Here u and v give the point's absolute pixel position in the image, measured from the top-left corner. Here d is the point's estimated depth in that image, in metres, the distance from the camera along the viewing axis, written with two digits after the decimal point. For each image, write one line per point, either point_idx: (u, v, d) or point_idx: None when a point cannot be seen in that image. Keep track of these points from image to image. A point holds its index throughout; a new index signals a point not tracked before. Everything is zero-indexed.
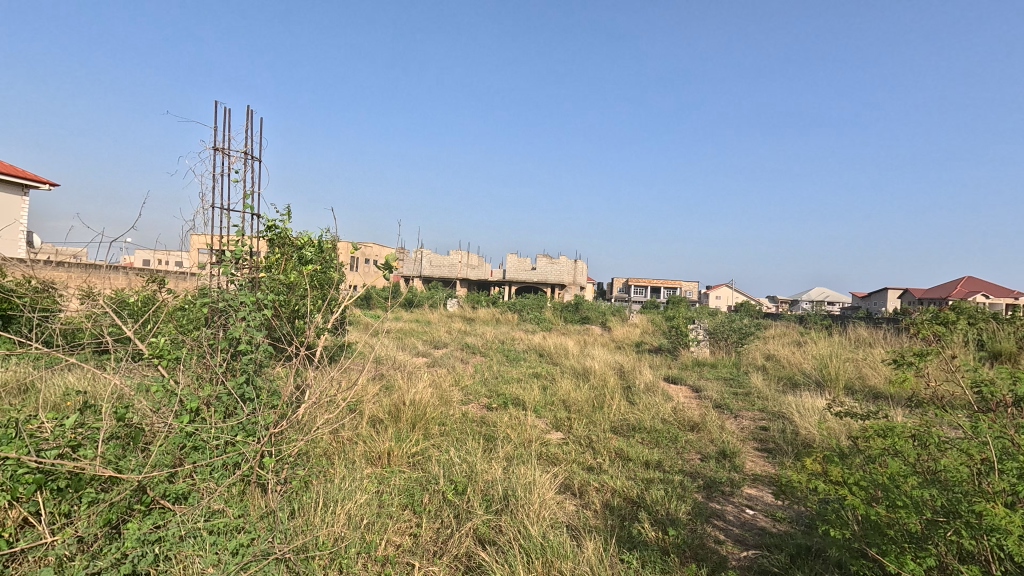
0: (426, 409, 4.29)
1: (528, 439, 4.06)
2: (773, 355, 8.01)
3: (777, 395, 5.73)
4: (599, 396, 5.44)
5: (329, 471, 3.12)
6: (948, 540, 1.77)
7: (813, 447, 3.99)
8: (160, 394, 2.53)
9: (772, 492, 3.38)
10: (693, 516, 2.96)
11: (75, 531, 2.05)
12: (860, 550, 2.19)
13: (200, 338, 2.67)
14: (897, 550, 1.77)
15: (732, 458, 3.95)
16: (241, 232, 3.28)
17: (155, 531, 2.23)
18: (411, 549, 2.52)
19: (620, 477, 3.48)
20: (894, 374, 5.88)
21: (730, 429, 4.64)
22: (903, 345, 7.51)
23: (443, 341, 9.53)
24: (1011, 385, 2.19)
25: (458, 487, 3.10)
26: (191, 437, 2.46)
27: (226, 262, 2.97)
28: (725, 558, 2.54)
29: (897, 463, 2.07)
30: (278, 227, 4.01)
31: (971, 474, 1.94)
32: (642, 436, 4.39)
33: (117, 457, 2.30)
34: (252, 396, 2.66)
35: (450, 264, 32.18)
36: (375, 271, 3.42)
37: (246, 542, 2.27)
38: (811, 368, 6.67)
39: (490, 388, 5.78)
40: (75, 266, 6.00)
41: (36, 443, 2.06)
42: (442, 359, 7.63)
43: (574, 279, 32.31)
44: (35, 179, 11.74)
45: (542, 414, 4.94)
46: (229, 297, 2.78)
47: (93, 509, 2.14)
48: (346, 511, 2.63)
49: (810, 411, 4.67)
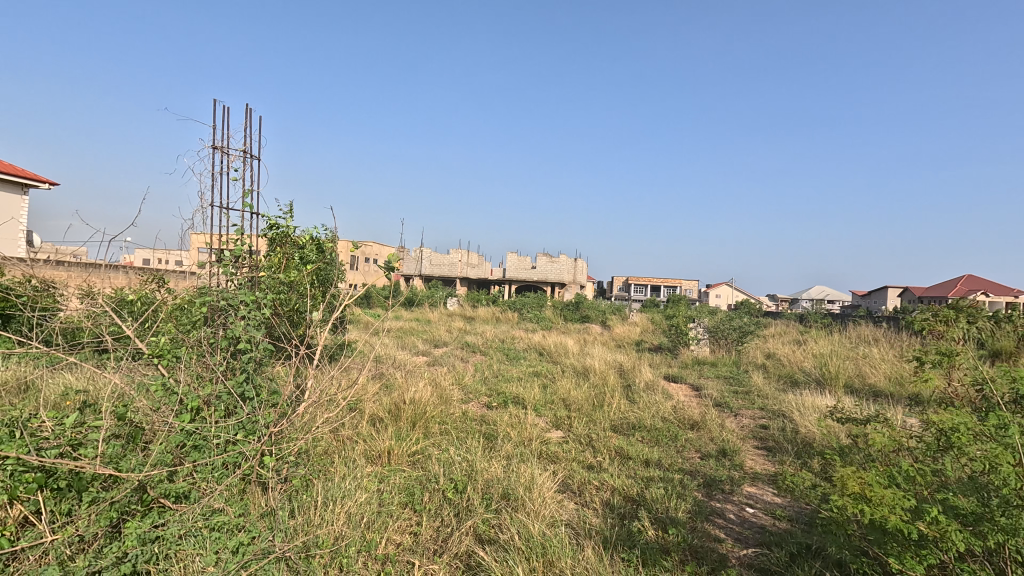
0: (426, 408, 4.30)
1: (528, 437, 4.07)
2: (773, 354, 8.00)
3: (777, 394, 5.73)
4: (599, 395, 5.45)
5: (330, 470, 3.13)
6: (950, 541, 1.76)
7: (813, 446, 3.98)
8: (160, 393, 2.54)
9: (772, 490, 3.38)
10: (693, 515, 2.97)
11: (75, 531, 2.06)
12: (859, 550, 2.19)
13: (200, 337, 2.68)
14: (897, 550, 1.77)
15: (732, 457, 3.95)
16: (240, 231, 3.28)
17: (155, 530, 2.24)
18: (411, 547, 2.53)
19: (620, 476, 3.48)
20: (894, 373, 5.87)
21: (730, 428, 4.64)
22: (904, 344, 7.49)
23: (443, 340, 9.53)
24: (1012, 384, 2.19)
25: (458, 485, 3.10)
26: (191, 436, 2.47)
27: (226, 261, 2.97)
28: (725, 557, 2.55)
29: (897, 462, 2.06)
30: (278, 226, 4.03)
31: (974, 474, 1.93)
32: (642, 435, 4.40)
33: (118, 456, 2.31)
34: (252, 396, 2.67)
35: (450, 263, 32.20)
36: (376, 271, 3.42)
37: (246, 541, 2.28)
38: (811, 367, 6.67)
39: (490, 387, 5.79)
40: (74, 266, 6.00)
41: (36, 443, 2.07)
42: (442, 358, 7.64)
43: (574, 278, 32.27)
44: (35, 179, 11.74)
45: (542, 413, 4.94)
46: (229, 297, 2.78)
47: (93, 508, 2.15)
48: (346, 510, 2.64)
49: (810, 410, 4.67)
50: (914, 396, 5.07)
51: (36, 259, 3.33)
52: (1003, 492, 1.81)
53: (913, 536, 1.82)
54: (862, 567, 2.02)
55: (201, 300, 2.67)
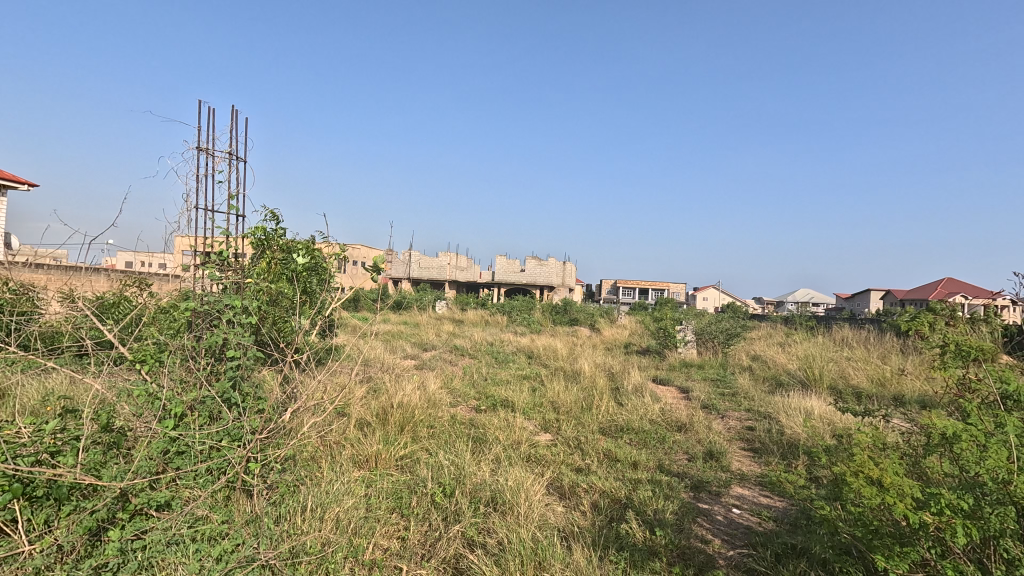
0: (414, 411, 4.29)
1: (517, 441, 4.09)
2: (760, 355, 8.15)
3: (763, 395, 5.83)
4: (588, 397, 5.49)
5: (316, 475, 3.10)
6: (930, 541, 1.78)
7: (797, 446, 4.05)
8: (143, 399, 2.50)
9: (759, 491, 3.42)
10: (681, 516, 2.99)
11: (54, 540, 2.01)
12: (841, 548, 2.23)
13: (184, 341, 2.63)
14: (879, 547, 1.81)
15: (719, 457, 3.99)
16: (224, 233, 3.21)
17: (138, 538, 2.20)
18: (399, 552, 2.52)
19: (609, 478, 3.51)
20: (876, 374, 6.01)
21: (717, 429, 4.70)
22: (886, 345, 7.68)
23: (432, 343, 9.51)
24: (998, 384, 2.20)
25: (445, 489, 3.10)
26: (174, 442, 2.44)
27: (212, 264, 2.93)
28: (712, 557, 2.57)
29: (878, 460, 2.10)
30: (264, 229, 4.00)
31: (964, 474, 1.94)
32: (630, 437, 4.44)
33: (97, 464, 2.26)
34: (238, 401, 2.64)
35: (440, 266, 32.12)
36: (364, 273, 3.37)
37: (230, 548, 2.25)
38: (796, 367, 6.80)
39: (479, 390, 5.79)
40: (53, 268, 5.85)
41: (12, 450, 2.03)
42: (433, 361, 7.65)
43: (563, 279, 32.46)
44: (13, 179, 11.49)
45: (531, 416, 4.96)
46: (213, 301, 2.73)
47: (72, 517, 2.09)
48: (334, 516, 2.62)
49: (796, 410, 4.76)
50: (896, 397, 5.18)
51: (13, 262, 3.24)
52: (994, 493, 1.79)
53: (895, 534, 1.85)
54: (845, 566, 2.05)
55: (183, 305, 2.62)
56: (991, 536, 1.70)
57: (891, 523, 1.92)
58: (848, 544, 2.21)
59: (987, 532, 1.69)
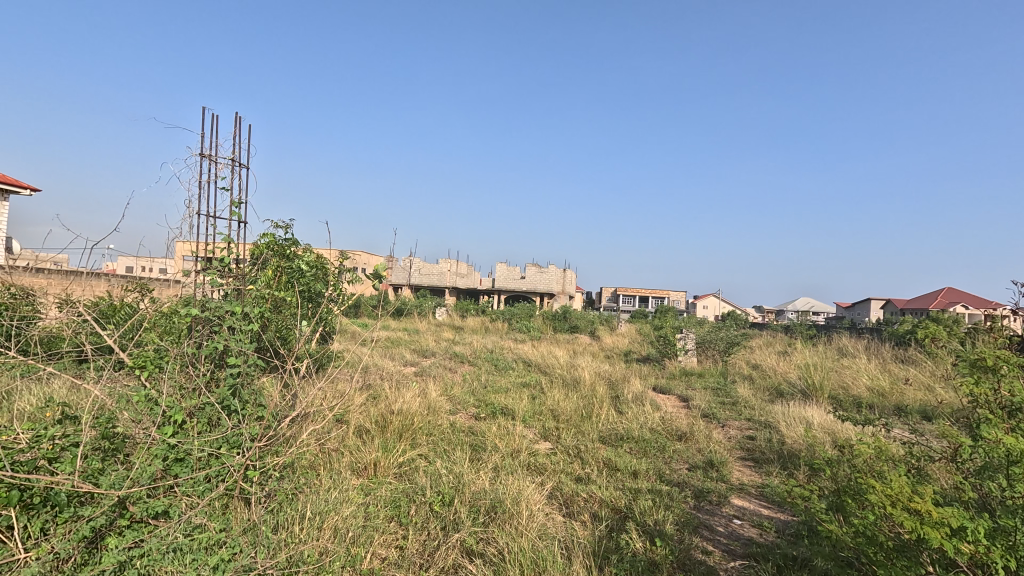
0: (414, 419, 4.28)
1: (517, 449, 4.08)
2: (760, 364, 8.15)
3: (763, 404, 5.84)
4: (588, 406, 5.47)
5: (315, 482, 3.09)
6: (933, 553, 1.77)
7: (797, 456, 4.04)
8: (143, 405, 2.49)
9: (759, 502, 3.41)
10: (681, 527, 2.96)
11: (51, 547, 1.98)
12: (843, 560, 2.21)
13: (185, 348, 2.61)
14: (882, 559, 1.78)
15: (720, 467, 3.96)
16: (225, 238, 3.19)
17: (137, 546, 2.18)
18: (397, 562, 2.51)
19: (609, 488, 3.49)
20: (876, 384, 6.01)
21: (717, 438, 4.69)
22: (886, 355, 7.71)
23: (432, 350, 9.48)
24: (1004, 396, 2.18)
25: (445, 498, 3.08)
26: (174, 449, 2.42)
27: (212, 271, 2.92)
28: (712, 569, 2.55)
29: (881, 470, 2.09)
30: (266, 235, 3.99)
31: (973, 484, 1.91)
32: (630, 445, 4.42)
33: (96, 471, 2.26)
34: (238, 408, 2.64)
35: (439, 272, 32.09)
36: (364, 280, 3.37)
37: (229, 557, 2.23)
38: (796, 377, 6.80)
39: (479, 398, 5.77)
40: (52, 273, 5.79)
41: (11, 456, 2.02)
42: (432, 368, 7.66)
43: (563, 287, 32.44)
44: (14, 181, 11.59)
45: (530, 424, 4.94)
46: (214, 308, 2.71)
47: (69, 525, 2.07)
48: (332, 524, 2.61)
49: (797, 421, 4.75)
50: (898, 406, 5.14)
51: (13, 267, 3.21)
52: (1005, 510, 1.76)
53: (898, 545, 1.83)
54: None
55: (186, 311, 2.59)
56: (999, 554, 1.67)
57: (895, 534, 1.89)
58: (849, 557, 2.20)
59: (994, 549, 1.66)
